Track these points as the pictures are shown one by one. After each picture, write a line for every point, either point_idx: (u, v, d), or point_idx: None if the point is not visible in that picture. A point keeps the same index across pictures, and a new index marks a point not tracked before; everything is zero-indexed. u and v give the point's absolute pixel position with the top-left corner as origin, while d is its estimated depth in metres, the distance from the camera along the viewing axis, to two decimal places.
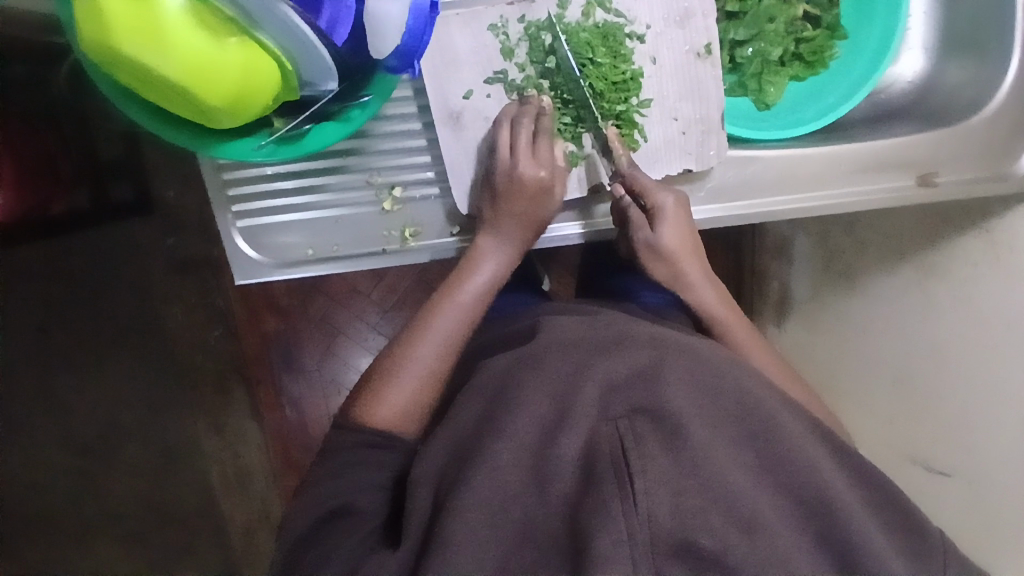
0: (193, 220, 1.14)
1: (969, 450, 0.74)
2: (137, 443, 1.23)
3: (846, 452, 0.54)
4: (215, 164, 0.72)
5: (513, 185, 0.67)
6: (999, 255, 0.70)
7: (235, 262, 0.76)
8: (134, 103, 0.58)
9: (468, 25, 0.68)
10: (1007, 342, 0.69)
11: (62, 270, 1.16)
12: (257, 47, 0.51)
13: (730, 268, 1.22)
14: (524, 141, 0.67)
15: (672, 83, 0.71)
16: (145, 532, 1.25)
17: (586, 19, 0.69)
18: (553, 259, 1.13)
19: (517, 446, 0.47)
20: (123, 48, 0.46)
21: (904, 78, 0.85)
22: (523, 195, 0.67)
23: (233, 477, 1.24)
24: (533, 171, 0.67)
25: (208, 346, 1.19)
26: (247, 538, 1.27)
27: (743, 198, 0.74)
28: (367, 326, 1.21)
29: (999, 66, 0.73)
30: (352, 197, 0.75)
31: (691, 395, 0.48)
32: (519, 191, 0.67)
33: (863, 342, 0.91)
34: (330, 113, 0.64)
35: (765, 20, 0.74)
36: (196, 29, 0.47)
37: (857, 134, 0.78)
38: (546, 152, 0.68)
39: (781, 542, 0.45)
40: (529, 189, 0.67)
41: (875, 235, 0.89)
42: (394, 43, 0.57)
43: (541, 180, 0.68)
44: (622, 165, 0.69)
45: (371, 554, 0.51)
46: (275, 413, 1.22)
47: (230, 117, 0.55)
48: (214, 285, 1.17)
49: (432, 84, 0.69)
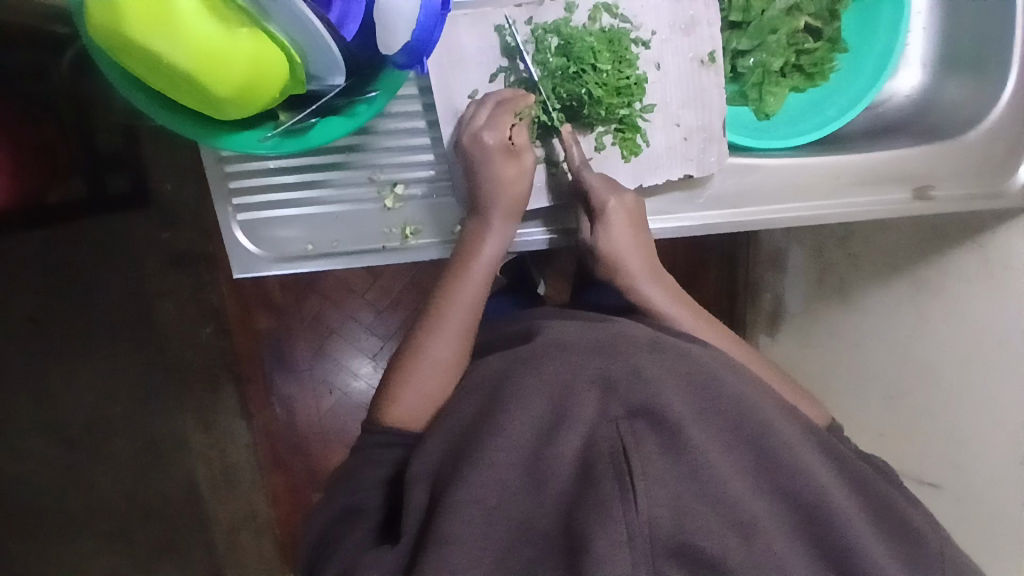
0: (190, 213, 1.13)
1: (957, 465, 0.75)
2: (124, 439, 1.21)
3: (842, 462, 0.54)
4: (218, 157, 0.72)
5: (499, 174, 0.66)
6: (993, 271, 0.71)
7: (234, 255, 0.76)
8: (138, 89, 0.57)
9: (475, 25, 0.69)
10: (998, 358, 0.70)
11: (54, 261, 1.14)
12: (267, 39, 0.52)
13: (723, 278, 1.22)
14: (482, 117, 0.66)
15: (675, 89, 0.72)
16: (129, 529, 1.24)
17: (593, 22, 0.69)
18: (548, 264, 1.13)
19: (515, 445, 0.47)
20: (136, 33, 0.46)
21: (902, 93, 0.86)
22: (488, 172, 0.66)
23: (221, 475, 1.23)
24: (492, 136, 0.65)
25: (199, 342, 1.18)
26: (232, 537, 1.26)
27: (740, 206, 0.74)
28: (360, 326, 1.21)
29: (997, 84, 0.74)
30: (354, 194, 0.74)
31: (688, 401, 0.49)
32: (503, 178, 0.66)
33: (856, 356, 0.91)
34: (336, 107, 0.64)
35: (768, 32, 0.75)
36: (206, 17, 0.47)
37: (856, 146, 0.78)
38: (508, 125, 0.66)
39: (778, 548, 0.45)
40: (491, 158, 0.65)
41: (869, 248, 0.90)
42: (405, 39, 0.58)
43: (504, 143, 0.66)
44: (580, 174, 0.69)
45: (368, 550, 0.51)
46: (265, 412, 1.22)
47: (237, 109, 0.55)
48: (207, 282, 1.17)
49: (438, 83, 0.70)
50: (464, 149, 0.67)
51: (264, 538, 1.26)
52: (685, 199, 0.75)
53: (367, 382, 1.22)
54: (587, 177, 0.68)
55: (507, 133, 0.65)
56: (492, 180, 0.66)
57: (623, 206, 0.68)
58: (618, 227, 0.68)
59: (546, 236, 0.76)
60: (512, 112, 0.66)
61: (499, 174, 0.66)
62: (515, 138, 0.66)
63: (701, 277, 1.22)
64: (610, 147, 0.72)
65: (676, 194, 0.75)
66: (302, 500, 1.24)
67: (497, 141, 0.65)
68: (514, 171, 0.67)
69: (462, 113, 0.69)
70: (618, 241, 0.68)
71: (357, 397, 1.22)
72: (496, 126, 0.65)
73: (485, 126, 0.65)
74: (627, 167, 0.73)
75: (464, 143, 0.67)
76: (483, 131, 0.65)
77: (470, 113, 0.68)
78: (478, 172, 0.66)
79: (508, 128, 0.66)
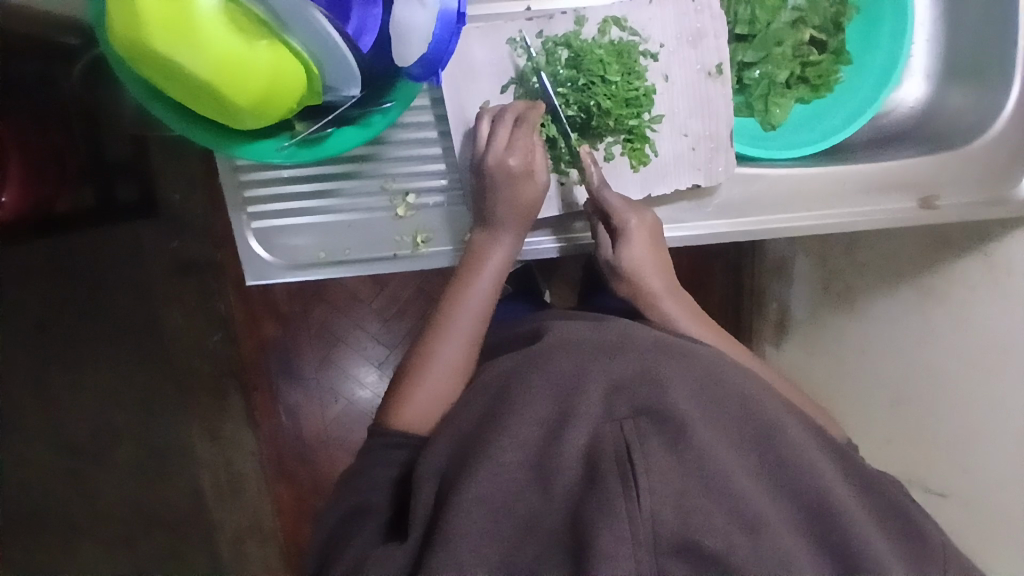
0: (198, 222, 1.14)
1: (965, 470, 0.75)
2: (131, 446, 1.22)
3: (848, 464, 0.55)
4: (233, 165, 0.74)
5: (519, 195, 0.66)
6: (998, 278, 0.72)
7: (248, 263, 0.77)
8: (158, 99, 0.59)
9: (488, 37, 0.70)
10: (1004, 364, 0.71)
11: (63, 269, 1.15)
12: (286, 51, 0.53)
13: (728, 288, 1.23)
14: (502, 138, 0.66)
15: (683, 100, 0.73)
16: (134, 537, 1.24)
17: (602, 35, 0.71)
18: (554, 272, 1.14)
19: (522, 445, 0.48)
20: (158, 45, 0.47)
21: (906, 103, 0.87)
22: (509, 194, 0.66)
23: (226, 483, 1.24)
24: (517, 161, 0.66)
25: (206, 350, 1.19)
26: (236, 545, 1.26)
27: (748, 214, 0.76)
28: (367, 335, 1.21)
29: (999, 94, 0.75)
30: (367, 203, 0.76)
31: (694, 399, 0.49)
32: (521, 197, 0.66)
33: (861, 363, 0.92)
34: (350, 118, 0.65)
35: (773, 44, 0.76)
36: (227, 28, 0.49)
37: (860, 156, 0.79)
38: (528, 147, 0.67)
39: (785, 545, 0.45)
40: (515, 181, 0.66)
41: (873, 256, 0.91)
42: (421, 51, 0.59)
43: (526, 166, 0.66)
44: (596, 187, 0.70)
45: (376, 548, 0.51)
46: (271, 419, 1.22)
47: (253, 118, 0.56)
48: (215, 289, 1.17)
49: (450, 93, 0.71)
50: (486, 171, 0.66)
51: (268, 547, 1.26)
52: (692, 208, 0.76)
53: (373, 390, 1.22)
54: (608, 198, 0.69)
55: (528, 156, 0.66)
56: (508, 198, 0.66)
57: (644, 223, 0.68)
58: (639, 245, 0.68)
59: (557, 244, 0.77)
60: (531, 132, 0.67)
61: (518, 195, 0.66)
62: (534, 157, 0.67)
63: (706, 286, 1.22)
64: (618, 157, 0.73)
65: (683, 203, 0.76)
66: (307, 508, 1.24)
67: (520, 164, 0.66)
68: (534, 190, 0.67)
69: (476, 127, 0.69)
70: (638, 258, 0.68)
71: (362, 406, 1.23)
72: (519, 150, 0.66)
73: (507, 150, 0.66)
74: (636, 176, 0.74)
75: (486, 165, 0.66)
76: (507, 156, 0.66)
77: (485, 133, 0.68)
78: (485, 181, 0.67)
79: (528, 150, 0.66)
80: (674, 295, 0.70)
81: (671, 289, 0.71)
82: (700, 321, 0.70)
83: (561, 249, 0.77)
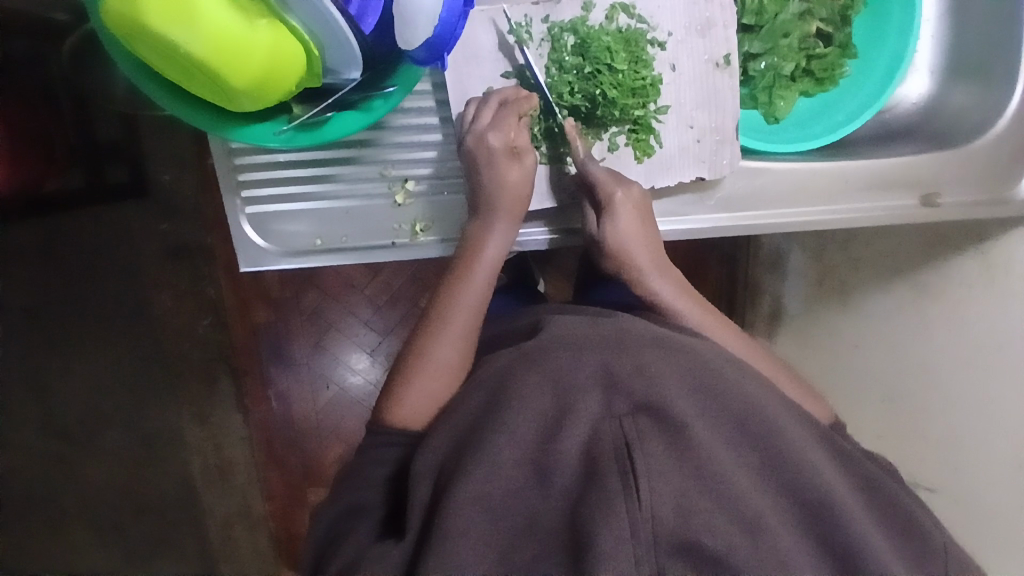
0: (188, 206, 1.12)
1: (955, 469, 0.76)
2: (119, 431, 1.20)
3: (848, 461, 0.55)
4: (227, 149, 0.72)
5: (503, 178, 0.66)
6: (994, 275, 0.72)
7: (241, 249, 0.76)
8: (150, 78, 0.57)
9: (492, 22, 0.69)
10: (998, 364, 0.70)
11: (50, 251, 1.13)
12: (286, 31, 0.51)
13: (722, 280, 1.23)
14: (485, 117, 0.67)
15: (689, 91, 0.72)
16: (122, 523, 1.23)
17: (609, 22, 0.70)
18: (549, 262, 1.13)
19: (519, 442, 0.47)
20: (153, 22, 0.46)
21: (909, 99, 0.87)
22: (494, 177, 0.66)
23: (215, 469, 1.22)
24: (497, 137, 0.65)
25: (196, 335, 1.17)
26: (226, 532, 1.25)
27: (751, 208, 0.75)
28: (358, 321, 1.20)
29: (1003, 93, 0.75)
30: (364, 189, 0.74)
31: (692, 395, 0.49)
32: (506, 181, 0.66)
33: (853, 359, 0.92)
34: (351, 102, 0.64)
35: (780, 36, 0.75)
36: (226, 6, 0.47)
37: (863, 152, 0.79)
38: (513, 125, 0.66)
39: (783, 543, 0.45)
40: (495, 160, 0.66)
41: (871, 252, 0.90)
42: (426, 35, 0.58)
43: (508, 145, 0.66)
44: (601, 180, 0.68)
45: (373, 545, 0.51)
46: (261, 406, 1.21)
47: (252, 100, 0.55)
48: (205, 274, 1.15)
49: (453, 78, 0.70)
50: (468, 150, 0.67)
51: (258, 534, 1.25)
52: (694, 201, 0.75)
53: (364, 377, 1.21)
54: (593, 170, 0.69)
55: (511, 134, 0.66)
56: (495, 182, 0.66)
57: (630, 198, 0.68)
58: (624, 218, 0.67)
59: (546, 236, 0.76)
60: (516, 113, 0.67)
61: (503, 177, 0.66)
62: (518, 138, 0.67)
63: (700, 278, 1.22)
64: (623, 147, 0.72)
65: (687, 195, 0.75)
66: (297, 495, 1.23)
67: (500, 142, 0.66)
68: (518, 175, 0.67)
69: (465, 110, 0.69)
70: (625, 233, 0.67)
71: (354, 392, 1.21)
72: (501, 127, 0.66)
73: (489, 128, 0.66)
74: (640, 167, 0.73)
75: (469, 143, 0.67)
76: (487, 132, 0.66)
77: (471, 114, 0.68)
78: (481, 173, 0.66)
79: (512, 129, 0.66)
80: (663, 270, 0.69)
81: (661, 264, 0.69)
82: (691, 297, 0.69)
83: (551, 240, 0.76)
